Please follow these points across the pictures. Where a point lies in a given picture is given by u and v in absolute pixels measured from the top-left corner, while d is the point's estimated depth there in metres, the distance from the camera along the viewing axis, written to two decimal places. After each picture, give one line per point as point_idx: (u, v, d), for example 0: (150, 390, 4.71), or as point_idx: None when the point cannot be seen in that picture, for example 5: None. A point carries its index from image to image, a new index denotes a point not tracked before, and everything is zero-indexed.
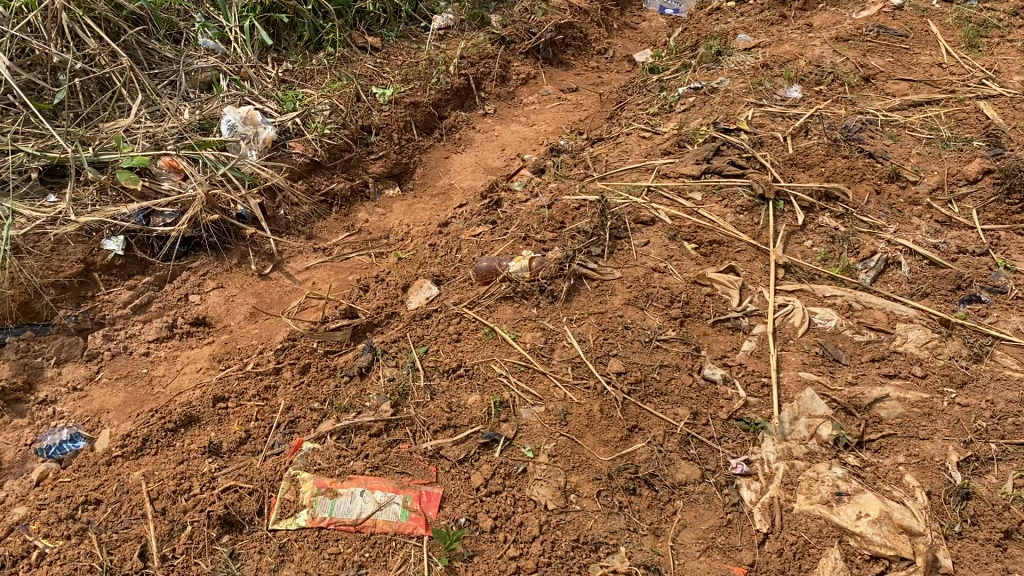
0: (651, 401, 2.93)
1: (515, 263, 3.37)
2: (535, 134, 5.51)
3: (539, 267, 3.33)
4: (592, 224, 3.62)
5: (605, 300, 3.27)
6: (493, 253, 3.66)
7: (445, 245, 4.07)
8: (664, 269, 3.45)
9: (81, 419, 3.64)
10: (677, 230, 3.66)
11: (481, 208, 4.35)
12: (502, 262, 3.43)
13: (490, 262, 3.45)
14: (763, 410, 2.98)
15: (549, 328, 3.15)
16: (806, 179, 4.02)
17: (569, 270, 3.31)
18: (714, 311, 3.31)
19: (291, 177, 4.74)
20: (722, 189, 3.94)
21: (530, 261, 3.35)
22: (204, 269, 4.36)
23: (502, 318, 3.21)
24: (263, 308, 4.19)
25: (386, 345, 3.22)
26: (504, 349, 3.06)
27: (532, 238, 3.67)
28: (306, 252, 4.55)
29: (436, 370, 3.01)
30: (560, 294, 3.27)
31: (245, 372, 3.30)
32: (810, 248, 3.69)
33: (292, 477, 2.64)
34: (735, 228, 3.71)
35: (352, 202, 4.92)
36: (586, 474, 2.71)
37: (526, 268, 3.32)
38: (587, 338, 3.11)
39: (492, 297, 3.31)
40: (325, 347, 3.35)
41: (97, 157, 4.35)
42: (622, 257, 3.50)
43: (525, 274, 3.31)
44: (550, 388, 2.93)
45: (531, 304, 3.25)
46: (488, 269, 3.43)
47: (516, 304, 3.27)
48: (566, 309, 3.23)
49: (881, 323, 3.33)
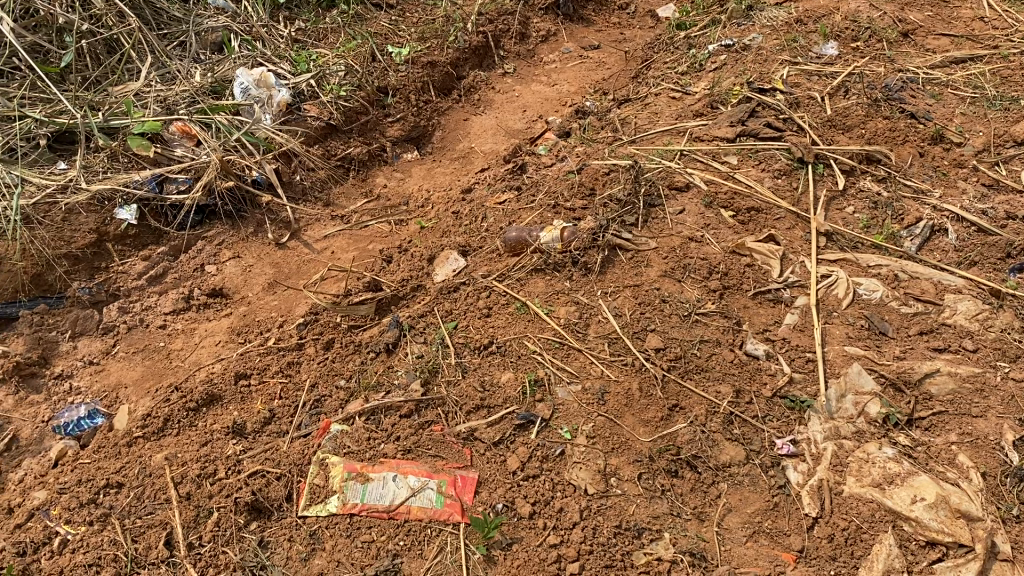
0: (691, 378, 2.81)
1: (545, 232, 3.23)
2: (557, 95, 5.32)
3: (570, 237, 3.19)
4: (625, 190, 3.46)
5: (640, 271, 3.13)
6: (521, 223, 3.52)
7: (468, 214, 3.94)
8: (701, 239, 3.31)
9: (99, 394, 3.55)
10: (713, 197, 3.51)
11: (504, 175, 4.19)
12: (532, 232, 3.30)
13: (519, 231, 3.32)
14: (808, 386, 2.85)
15: (583, 301, 3.02)
16: (846, 141, 3.84)
17: (603, 240, 3.16)
18: (754, 282, 3.17)
19: (307, 141, 4.58)
20: (759, 153, 3.76)
21: (562, 230, 3.22)
22: (220, 238, 4.22)
23: (534, 291, 3.07)
24: (281, 279, 4.08)
25: (413, 320, 3.11)
26: (537, 324, 2.94)
27: (561, 207, 3.53)
28: (324, 220, 4.41)
29: (467, 347, 2.89)
30: (594, 266, 3.12)
31: (267, 349, 3.19)
32: (852, 214, 3.54)
33: (321, 461, 2.53)
34: (773, 193, 3.56)
35: (369, 167, 4.78)
36: (627, 456, 2.59)
37: (559, 237, 3.19)
38: (623, 312, 2.98)
39: (522, 269, 3.17)
40: (349, 322, 3.24)
41: (107, 122, 4.19)
42: (657, 225, 3.35)
43: (557, 244, 3.18)
44: (587, 364, 2.80)
45: (564, 277, 3.12)
46: (518, 239, 3.30)
47: (548, 277, 3.13)
48: (601, 282, 3.09)
49: (929, 295, 3.18)
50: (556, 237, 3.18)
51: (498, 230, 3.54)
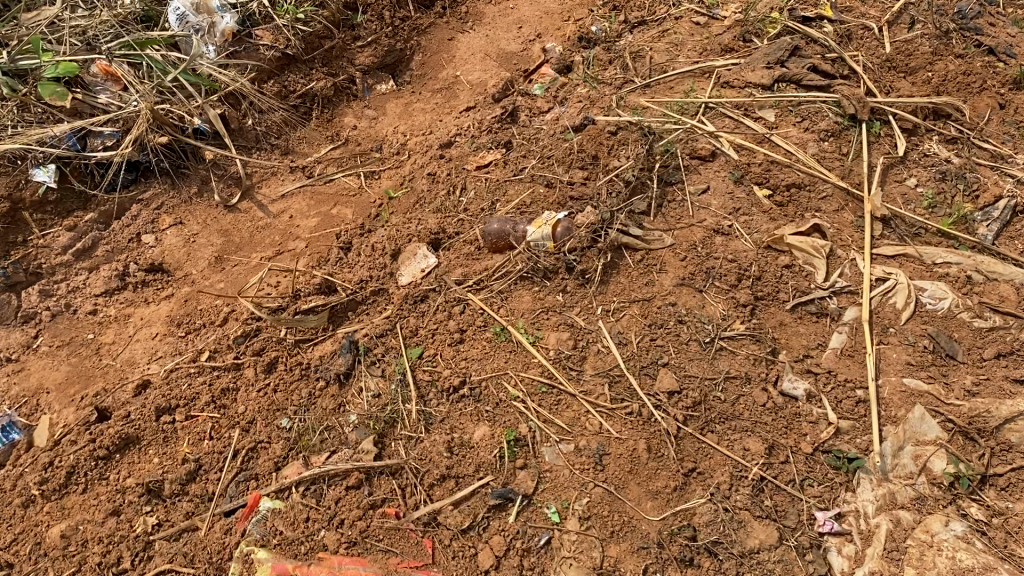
0: (713, 431, 2.25)
1: (531, 228, 2.59)
2: (559, 7, 4.52)
3: (563, 237, 2.55)
4: (634, 162, 2.80)
5: (651, 279, 2.53)
6: (507, 205, 2.89)
7: (447, 177, 3.27)
8: (729, 230, 2.67)
9: (17, 401, 3.02)
10: (744, 170, 2.84)
11: (491, 121, 3.49)
12: (516, 226, 2.66)
13: (500, 225, 2.68)
14: (858, 437, 2.29)
15: (579, 324, 2.42)
16: (908, 88, 3.12)
17: (606, 241, 2.52)
18: (794, 289, 2.55)
19: (259, 77, 3.90)
20: (802, 106, 3.05)
21: (553, 223, 2.57)
22: (158, 201, 3.62)
23: (519, 307, 2.48)
24: (230, 251, 3.50)
25: (371, 341, 2.53)
26: (521, 356, 2.35)
27: (556, 187, 2.90)
28: (281, 173, 3.80)
29: (434, 387, 2.33)
30: (594, 274, 2.50)
31: (197, 369, 2.64)
32: (913, 189, 2.88)
33: (245, 558, 2.02)
34: (818, 161, 2.89)
35: (337, 102, 4.13)
36: (630, 542, 2.05)
37: (549, 234, 2.54)
38: (629, 339, 2.39)
39: (505, 277, 2.56)
40: (294, 336, 2.67)
41: (14, 63, 3.50)
42: (673, 212, 2.71)
43: (549, 244, 2.55)
44: (581, 416, 2.24)
45: (556, 289, 2.51)
46: (500, 234, 2.67)
47: (535, 288, 2.52)
48: (603, 297, 2.48)
49: (1009, 305, 2.53)
50: (545, 233, 2.54)
51: (479, 211, 2.91)
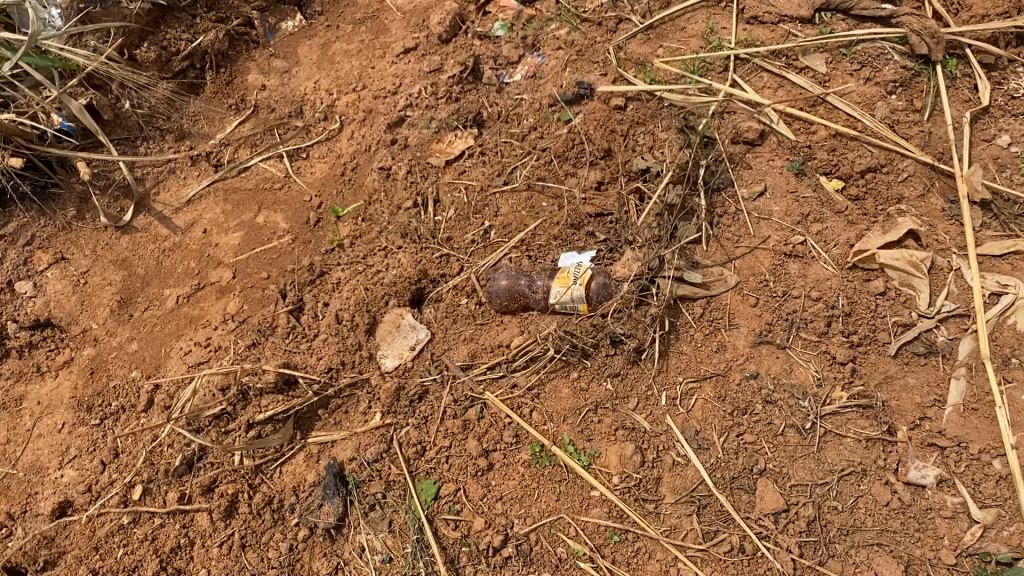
0: (835, 557, 1.74)
1: (553, 283, 1.94)
2: None
3: (601, 297, 1.92)
4: (669, 163, 2.10)
5: (722, 343, 1.93)
6: (504, 236, 2.20)
7: (408, 176, 2.50)
8: (803, 250, 2.06)
9: None
10: (805, 157, 2.19)
11: (446, 84, 2.69)
12: (529, 282, 2.00)
13: (509, 283, 2.01)
14: (1006, 530, 1.78)
15: (643, 427, 1.83)
16: (982, 4, 2.41)
17: (660, 292, 1.89)
18: (895, 322, 2.00)
19: (128, 44, 2.99)
20: (859, 47, 2.36)
21: (585, 274, 1.93)
22: (28, 234, 2.79)
23: (556, 408, 1.87)
24: (134, 291, 2.71)
25: (360, 469, 1.89)
26: (576, 489, 1.78)
27: (564, 201, 2.21)
28: (183, 169, 2.96)
29: (466, 546, 1.76)
30: (649, 349, 1.89)
31: (131, 520, 1.98)
32: (1010, 149, 2.25)
33: None
34: (890, 128, 2.25)
35: (234, 54, 3.22)
36: None
37: (581, 295, 1.91)
38: (711, 441, 1.82)
39: (531, 364, 1.92)
40: (253, 460, 2.02)
41: None
42: (731, 232, 2.08)
43: (583, 308, 1.92)
44: (669, 569, 1.70)
45: (602, 376, 1.89)
46: (512, 293, 2.00)
47: (572, 376, 1.90)
48: (666, 381, 1.88)
49: None
50: (576, 295, 1.91)
51: (464, 246, 2.21)
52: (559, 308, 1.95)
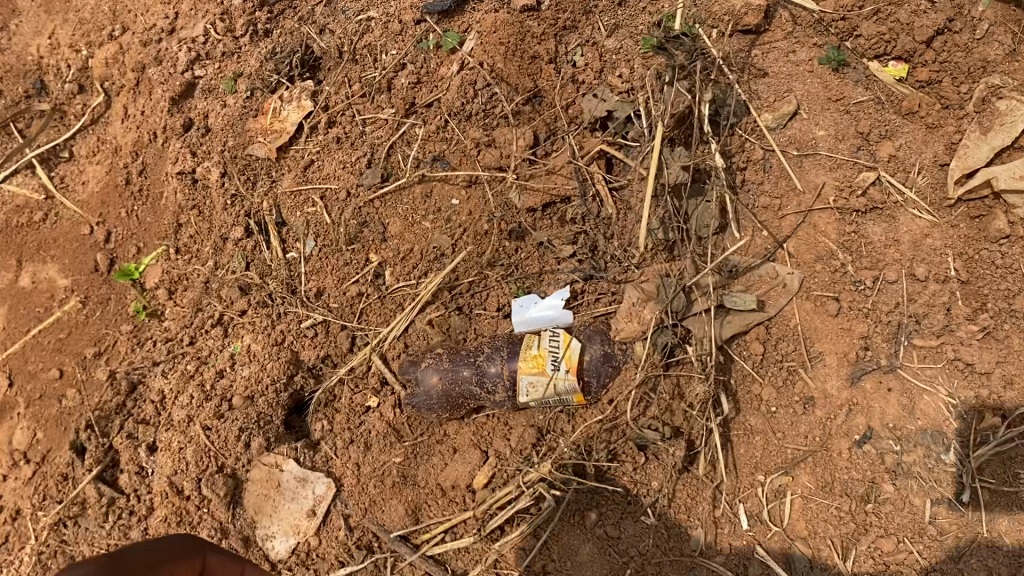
0: None
1: (521, 366, 1.13)
2: None
3: (605, 378, 1.15)
4: (648, 101, 1.26)
5: (810, 399, 1.20)
6: (420, 275, 1.35)
7: (225, 183, 1.53)
8: (881, 195, 1.27)
9: None
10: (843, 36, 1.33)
11: (241, 14, 1.60)
12: (473, 369, 1.19)
13: (438, 383, 1.20)
14: None
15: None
16: None
17: (698, 344, 1.14)
18: None
19: None
20: None
21: (570, 343, 1.13)
22: None
23: None
24: None
25: None
26: None
27: (487, 193, 1.34)
28: None
29: None
30: (704, 448, 1.15)
31: None
32: None
33: None
34: None
35: None
36: None
37: (575, 385, 1.12)
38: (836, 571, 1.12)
39: (518, 518, 1.17)
40: None
41: None
42: (768, 194, 1.30)
43: (578, 400, 1.15)
44: None
45: (637, 510, 1.14)
46: (452, 399, 1.20)
47: (589, 522, 1.15)
48: (736, 490, 1.17)
49: None
50: (563, 387, 1.12)
51: (352, 313, 1.37)
52: (534, 404, 1.16)
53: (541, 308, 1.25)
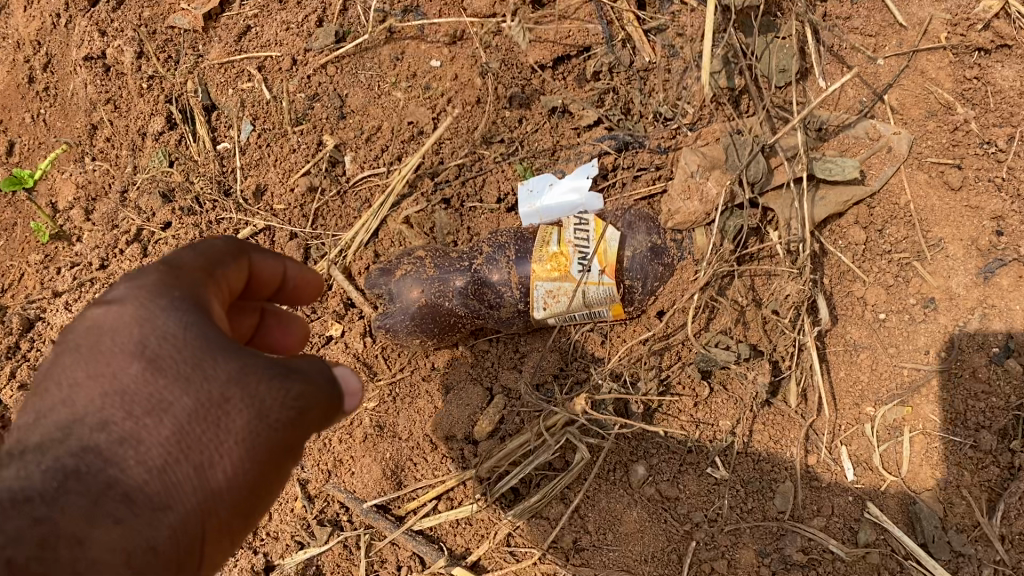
0: None
1: (534, 267, 0.81)
2: None
3: (654, 280, 0.82)
4: None
5: (929, 303, 0.87)
6: (390, 163, 1.02)
7: (142, 66, 1.11)
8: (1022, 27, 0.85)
9: None
10: None
11: None
12: (466, 275, 0.86)
13: (419, 297, 0.86)
14: None
15: (831, 550, 0.80)
16: None
17: (783, 227, 0.83)
18: None
19: None
20: None
21: (604, 232, 0.80)
22: None
23: (621, 567, 0.80)
24: None
25: None
26: None
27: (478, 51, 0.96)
28: None
29: None
30: (790, 370, 0.84)
31: None
32: None
33: None
34: None
35: None
36: None
37: (613, 292, 0.80)
38: (978, 536, 0.79)
39: (536, 478, 0.84)
40: None
41: None
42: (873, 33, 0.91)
43: (616, 313, 0.83)
44: None
45: (700, 460, 0.83)
46: (438, 318, 0.86)
47: (636, 479, 0.83)
48: (834, 432, 0.85)
49: None
50: (598, 293, 0.80)
51: (300, 215, 1.04)
52: (556, 321, 0.85)
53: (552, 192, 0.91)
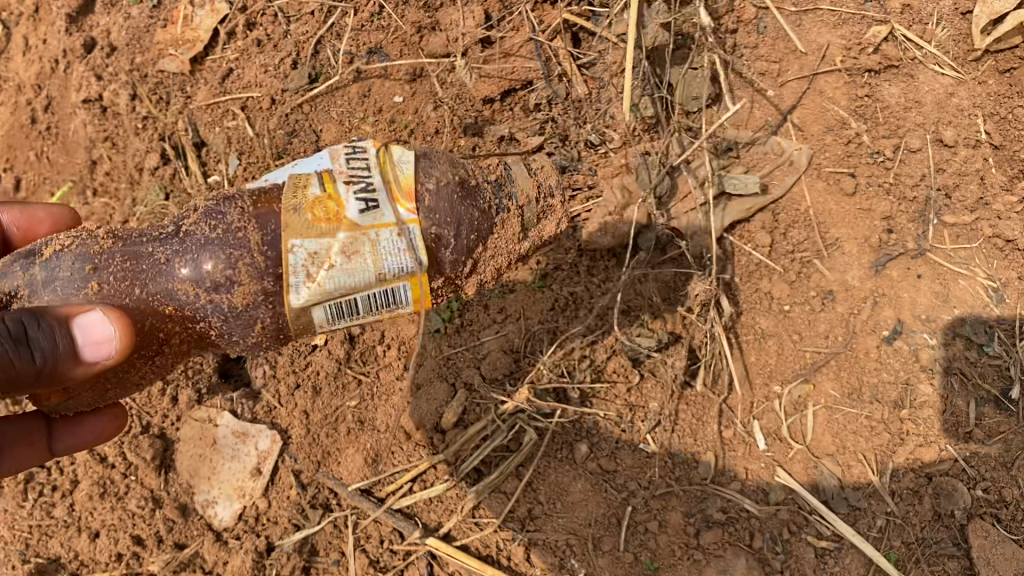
0: None
1: (293, 216, 0.72)
2: None
3: (469, 228, 0.81)
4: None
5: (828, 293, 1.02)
6: None
7: (138, 108, 1.30)
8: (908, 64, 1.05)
9: None
10: None
11: None
12: (171, 247, 0.76)
13: (95, 284, 0.75)
14: None
15: (746, 508, 0.94)
16: None
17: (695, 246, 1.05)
18: None
19: None
20: None
21: (390, 166, 0.77)
22: None
23: (569, 530, 0.94)
24: None
25: None
26: None
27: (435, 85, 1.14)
28: None
29: None
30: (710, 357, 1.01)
31: None
32: None
33: None
34: None
35: None
36: None
37: (394, 229, 0.74)
38: (871, 492, 0.94)
39: (494, 459, 1.00)
40: None
41: None
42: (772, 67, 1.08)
43: (417, 293, 0.77)
44: None
45: (634, 438, 0.98)
46: (123, 297, 0.75)
47: (580, 455, 0.98)
48: (747, 407, 1.01)
49: None
50: (386, 234, 0.74)
51: None
52: (322, 313, 0.75)
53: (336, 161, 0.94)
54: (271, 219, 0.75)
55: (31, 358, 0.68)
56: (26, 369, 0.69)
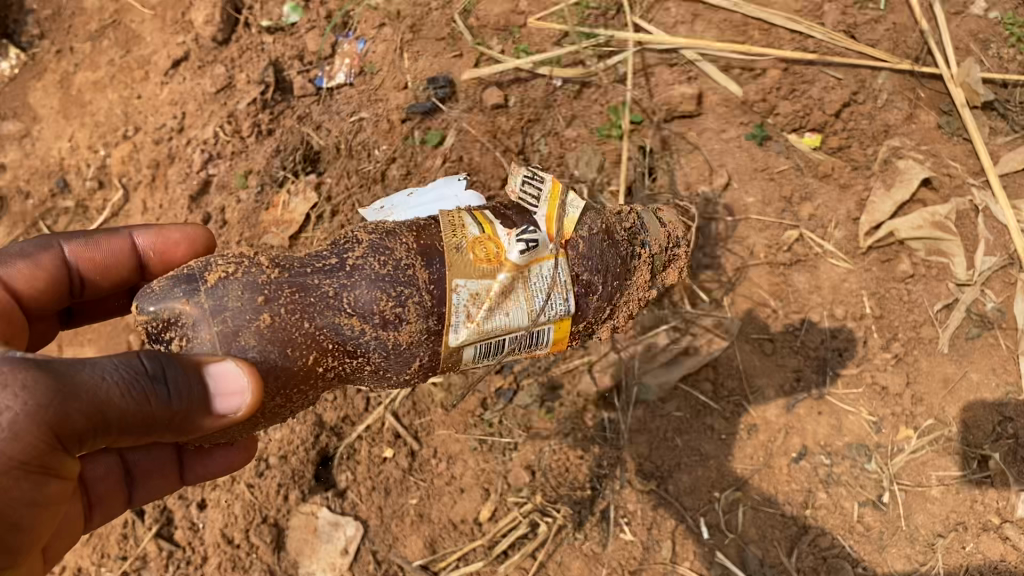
0: None
1: (468, 256, 1.04)
2: None
3: (614, 274, 1.15)
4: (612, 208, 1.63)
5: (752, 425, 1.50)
6: None
7: None
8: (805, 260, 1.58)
9: None
10: (771, 119, 1.64)
11: (246, 118, 1.80)
12: (338, 282, 1.02)
13: (269, 315, 0.97)
14: None
15: None
16: None
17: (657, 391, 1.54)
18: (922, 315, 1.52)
19: None
20: None
21: (551, 214, 1.11)
22: None
23: None
24: None
25: None
26: None
27: None
28: None
29: None
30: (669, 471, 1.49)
31: None
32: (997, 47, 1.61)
33: None
34: (837, 41, 1.61)
35: None
36: None
37: (543, 263, 1.07)
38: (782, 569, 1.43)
39: (518, 543, 1.46)
40: None
41: None
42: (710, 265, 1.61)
43: (556, 332, 1.12)
44: None
45: (617, 529, 1.46)
46: (294, 327, 0.99)
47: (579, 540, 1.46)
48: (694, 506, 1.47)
49: None
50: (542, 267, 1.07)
51: None
52: (473, 346, 1.06)
53: (434, 187, 1.35)
54: (434, 257, 1.04)
55: (167, 401, 0.87)
56: (164, 413, 0.87)
